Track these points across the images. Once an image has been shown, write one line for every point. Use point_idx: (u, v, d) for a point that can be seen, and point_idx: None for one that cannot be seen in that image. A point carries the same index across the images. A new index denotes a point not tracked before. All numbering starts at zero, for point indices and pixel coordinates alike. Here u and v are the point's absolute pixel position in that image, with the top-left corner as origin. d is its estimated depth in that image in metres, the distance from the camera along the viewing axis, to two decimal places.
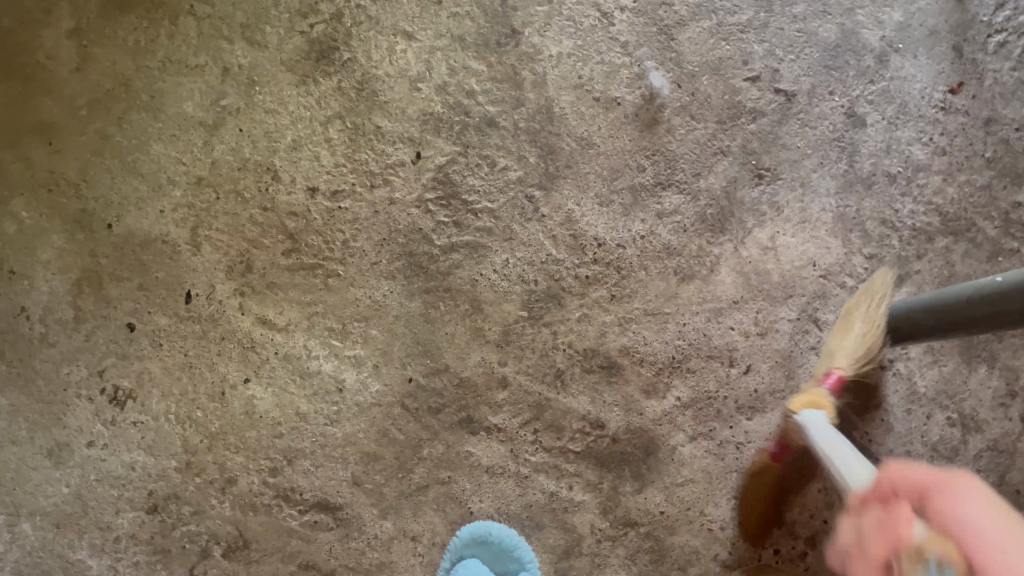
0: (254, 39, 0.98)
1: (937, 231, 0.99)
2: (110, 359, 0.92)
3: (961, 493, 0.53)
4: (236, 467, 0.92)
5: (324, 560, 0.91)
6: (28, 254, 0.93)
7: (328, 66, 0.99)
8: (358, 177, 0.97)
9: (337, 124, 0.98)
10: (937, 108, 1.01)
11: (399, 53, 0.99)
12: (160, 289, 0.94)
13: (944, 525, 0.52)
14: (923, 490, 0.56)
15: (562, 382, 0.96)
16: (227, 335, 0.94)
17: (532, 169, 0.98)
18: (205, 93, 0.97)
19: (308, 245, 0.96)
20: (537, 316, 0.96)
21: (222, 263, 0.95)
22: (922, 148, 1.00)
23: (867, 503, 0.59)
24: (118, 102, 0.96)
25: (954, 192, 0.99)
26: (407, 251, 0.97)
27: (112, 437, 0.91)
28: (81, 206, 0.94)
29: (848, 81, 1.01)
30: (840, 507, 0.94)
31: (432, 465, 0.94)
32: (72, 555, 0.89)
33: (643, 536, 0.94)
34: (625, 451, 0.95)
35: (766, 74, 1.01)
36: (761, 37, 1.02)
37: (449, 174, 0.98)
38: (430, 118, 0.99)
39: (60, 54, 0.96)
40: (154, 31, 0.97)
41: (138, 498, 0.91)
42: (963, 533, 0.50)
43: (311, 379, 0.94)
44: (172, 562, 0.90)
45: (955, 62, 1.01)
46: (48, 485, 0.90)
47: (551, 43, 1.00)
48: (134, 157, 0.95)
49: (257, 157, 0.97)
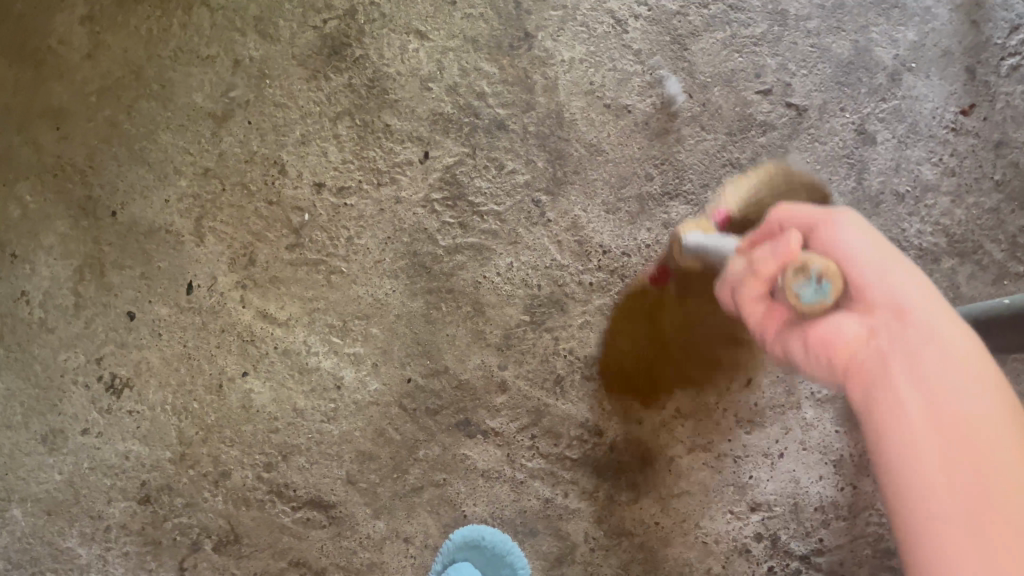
0: (266, 32, 0.98)
1: (943, 252, 0.99)
2: (108, 347, 0.92)
3: (839, 225, 0.54)
4: (231, 461, 0.91)
5: (315, 558, 0.91)
6: (30, 238, 0.92)
7: (339, 62, 0.98)
8: (365, 175, 0.97)
9: (346, 120, 0.97)
10: (948, 129, 1.00)
11: (411, 51, 0.99)
12: (162, 278, 0.93)
13: (826, 250, 0.53)
14: (809, 221, 0.57)
15: (562, 389, 0.95)
16: (227, 327, 0.93)
17: (539, 174, 0.98)
18: (215, 84, 0.97)
19: (312, 240, 0.96)
20: (539, 321, 0.96)
21: (225, 255, 0.94)
22: (931, 168, 1.00)
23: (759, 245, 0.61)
24: (128, 90, 0.96)
25: (961, 214, 0.99)
26: (411, 251, 0.96)
27: (107, 425, 0.90)
28: (86, 192, 0.94)
29: (860, 98, 1.01)
30: (836, 525, 0.94)
31: (428, 467, 0.93)
32: (61, 542, 0.89)
33: (637, 546, 0.94)
34: (622, 460, 0.94)
35: (778, 87, 1.01)
36: (775, 50, 1.01)
37: (456, 175, 0.98)
38: (440, 119, 0.98)
39: (73, 39, 0.96)
40: (167, 20, 0.97)
41: (131, 488, 0.90)
42: (847, 262, 0.51)
43: (309, 375, 0.93)
44: (163, 554, 0.89)
45: (968, 83, 1.01)
46: (40, 471, 0.89)
47: (564, 48, 1.00)
48: (141, 145, 0.95)
49: (264, 150, 0.96)
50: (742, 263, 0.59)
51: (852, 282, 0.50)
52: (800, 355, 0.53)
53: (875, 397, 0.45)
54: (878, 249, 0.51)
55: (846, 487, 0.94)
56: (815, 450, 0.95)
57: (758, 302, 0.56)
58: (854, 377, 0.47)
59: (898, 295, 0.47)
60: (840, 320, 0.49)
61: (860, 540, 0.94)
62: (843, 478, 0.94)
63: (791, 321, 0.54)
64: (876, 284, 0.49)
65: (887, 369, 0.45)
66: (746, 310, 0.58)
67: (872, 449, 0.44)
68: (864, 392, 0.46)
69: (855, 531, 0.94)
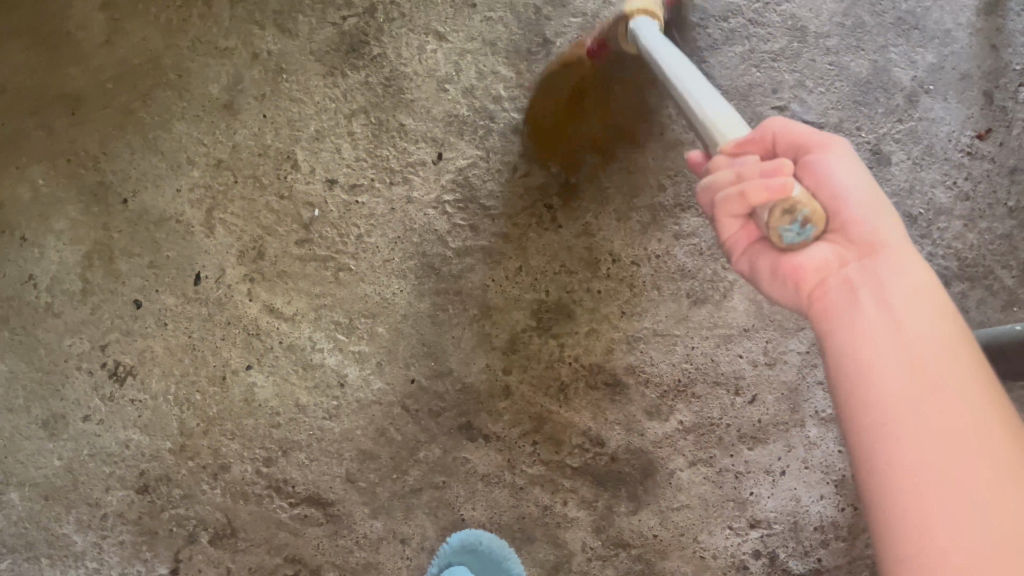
0: (285, 26, 0.97)
1: (954, 276, 0.98)
2: (114, 335, 0.91)
3: (835, 157, 0.52)
4: (231, 454, 0.91)
5: (311, 555, 0.90)
6: (41, 222, 0.92)
7: (357, 59, 0.98)
8: (378, 173, 0.96)
9: (360, 118, 0.97)
10: (963, 153, 1.00)
11: (429, 52, 0.99)
12: (170, 268, 0.93)
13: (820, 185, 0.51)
14: (800, 142, 0.54)
15: (565, 396, 0.95)
16: (233, 319, 0.93)
17: (552, 180, 0.98)
18: (232, 76, 0.96)
19: (321, 236, 0.95)
20: (546, 327, 0.96)
21: (234, 247, 0.94)
22: (945, 191, 0.99)
23: (743, 150, 0.55)
24: (145, 78, 0.95)
25: (973, 238, 0.99)
26: (420, 251, 0.96)
27: (109, 413, 0.90)
28: (98, 178, 0.93)
29: (876, 118, 1.01)
30: (835, 545, 0.93)
31: (427, 469, 0.93)
32: (57, 528, 0.88)
33: (634, 557, 0.93)
34: (623, 471, 0.94)
35: (795, 104, 1.01)
36: (792, 66, 1.01)
37: (468, 177, 0.98)
38: (455, 121, 0.98)
39: (91, 25, 0.95)
40: (187, 11, 0.96)
41: (130, 477, 0.90)
42: (842, 203, 0.50)
43: (313, 371, 0.93)
44: (158, 545, 0.89)
45: (985, 108, 1.01)
46: (39, 456, 0.89)
47: (582, 55, 1.00)
48: (155, 134, 0.95)
49: (277, 144, 0.96)
50: (737, 163, 0.51)
51: (839, 222, 0.50)
52: (762, 279, 0.53)
53: (853, 339, 0.46)
54: (868, 193, 0.51)
55: (847, 508, 0.94)
56: (818, 469, 0.94)
57: (733, 220, 0.53)
58: (830, 311, 0.48)
59: (882, 239, 0.49)
60: (822, 254, 0.49)
61: (858, 561, 0.93)
62: (844, 498, 0.94)
63: (759, 245, 0.52)
64: (862, 223, 0.50)
65: (867, 314, 0.46)
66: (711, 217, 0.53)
67: (851, 393, 0.44)
68: (841, 331, 0.46)
69: (854, 552, 0.93)
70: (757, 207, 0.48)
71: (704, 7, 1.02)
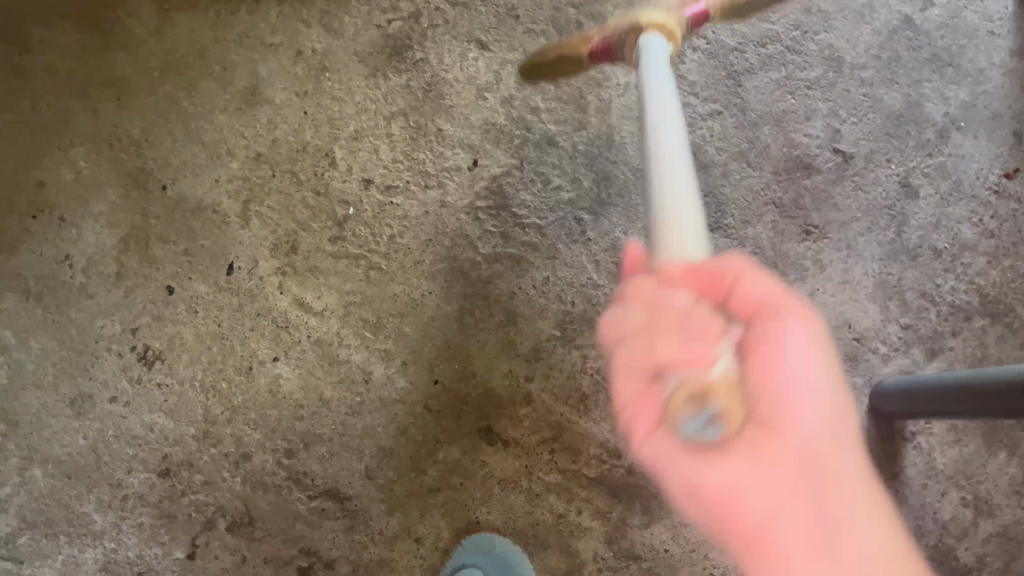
0: (331, 26, 0.99)
1: (975, 311, 0.99)
2: (145, 319, 0.92)
3: (790, 327, 0.53)
4: (253, 444, 0.92)
5: (326, 548, 0.91)
6: (80, 204, 0.93)
7: (399, 63, 0.99)
8: (414, 176, 0.98)
9: (400, 120, 0.98)
10: (991, 191, 1.01)
11: (470, 60, 1.00)
12: (204, 256, 0.94)
13: (764, 361, 0.52)
14: (764, 296, 0.54)
15: (585, 407, 0.96)
16: (263, 311, 0.94)
17: (585, 192, 0.99)
18: (276, 71, 0.98)
19: (354, 235, 0.96)
20: (569, 337, 0.97)
21: (269, 240, 0.95)
22: (971, 228, 1.00)
23: (687, 279, 0.53)
24: (191, 68, 0.97)
25: (996, 275, 1.00)
26: (450, 255, 0.97)
27: (135, 395, 0.91)
28: (139, 164, 0.95)
29: (906, 151, 1.02)
30: None
31: (446, 470, 0.94)
32: (77, 506, 0.89)
33: (645, 571, 0.94)
34: (638, 484, 0.95)
35: (827, 132, 1.02)
36: (826, 95, 1.03)
37: (502, 185, 0.99)
38: (492, 129, 0.99)
39: (142, 14, 0.97)
40: (236, 6, 0.98)
41: (152, 460, 0.91)
42: (787, 398, 0.51)
43: (339, 367, 0.94)
44: (176, 529, 0.90)
45: (1013, 148, 1.02)
46: (65, 434, 0.90)
47: (621, 72, 1.01)
48: (198, 123, 0.96)
49: (317, 141, 0.97)
50: (678, 306, 0.51)
51: (777, 425, 0.50)
52: (663, 469, 0.51)
53: (762, 521, 0.48)
54: (826, 395, 0.52)
55: None
56: None
57: (643, 378, 0.51)
58: (733, 508, 0.49)
59: (829, 431, 0.50)
60: (738, 474, 0.49)
61: None
62: None
63: (660, 429, 0.51)
64: (801, 427, 0.50)
65: (778, 522, 0.48)
66: (625, 355, 0.52)
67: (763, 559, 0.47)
68: (754, 513, 0.48)
69: None
70: (670, 375, 0.48)
71: (743, 32, 1.03)
